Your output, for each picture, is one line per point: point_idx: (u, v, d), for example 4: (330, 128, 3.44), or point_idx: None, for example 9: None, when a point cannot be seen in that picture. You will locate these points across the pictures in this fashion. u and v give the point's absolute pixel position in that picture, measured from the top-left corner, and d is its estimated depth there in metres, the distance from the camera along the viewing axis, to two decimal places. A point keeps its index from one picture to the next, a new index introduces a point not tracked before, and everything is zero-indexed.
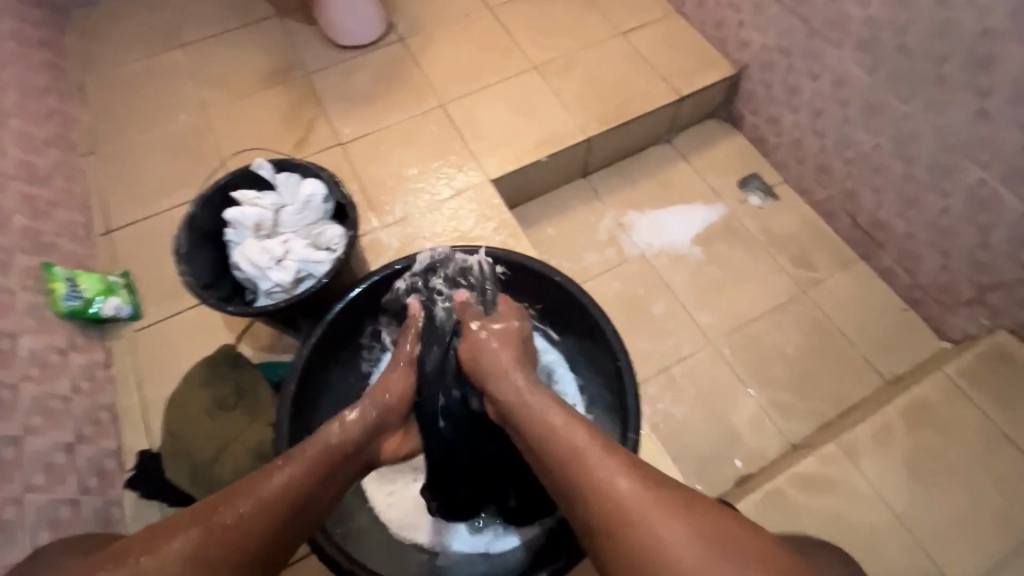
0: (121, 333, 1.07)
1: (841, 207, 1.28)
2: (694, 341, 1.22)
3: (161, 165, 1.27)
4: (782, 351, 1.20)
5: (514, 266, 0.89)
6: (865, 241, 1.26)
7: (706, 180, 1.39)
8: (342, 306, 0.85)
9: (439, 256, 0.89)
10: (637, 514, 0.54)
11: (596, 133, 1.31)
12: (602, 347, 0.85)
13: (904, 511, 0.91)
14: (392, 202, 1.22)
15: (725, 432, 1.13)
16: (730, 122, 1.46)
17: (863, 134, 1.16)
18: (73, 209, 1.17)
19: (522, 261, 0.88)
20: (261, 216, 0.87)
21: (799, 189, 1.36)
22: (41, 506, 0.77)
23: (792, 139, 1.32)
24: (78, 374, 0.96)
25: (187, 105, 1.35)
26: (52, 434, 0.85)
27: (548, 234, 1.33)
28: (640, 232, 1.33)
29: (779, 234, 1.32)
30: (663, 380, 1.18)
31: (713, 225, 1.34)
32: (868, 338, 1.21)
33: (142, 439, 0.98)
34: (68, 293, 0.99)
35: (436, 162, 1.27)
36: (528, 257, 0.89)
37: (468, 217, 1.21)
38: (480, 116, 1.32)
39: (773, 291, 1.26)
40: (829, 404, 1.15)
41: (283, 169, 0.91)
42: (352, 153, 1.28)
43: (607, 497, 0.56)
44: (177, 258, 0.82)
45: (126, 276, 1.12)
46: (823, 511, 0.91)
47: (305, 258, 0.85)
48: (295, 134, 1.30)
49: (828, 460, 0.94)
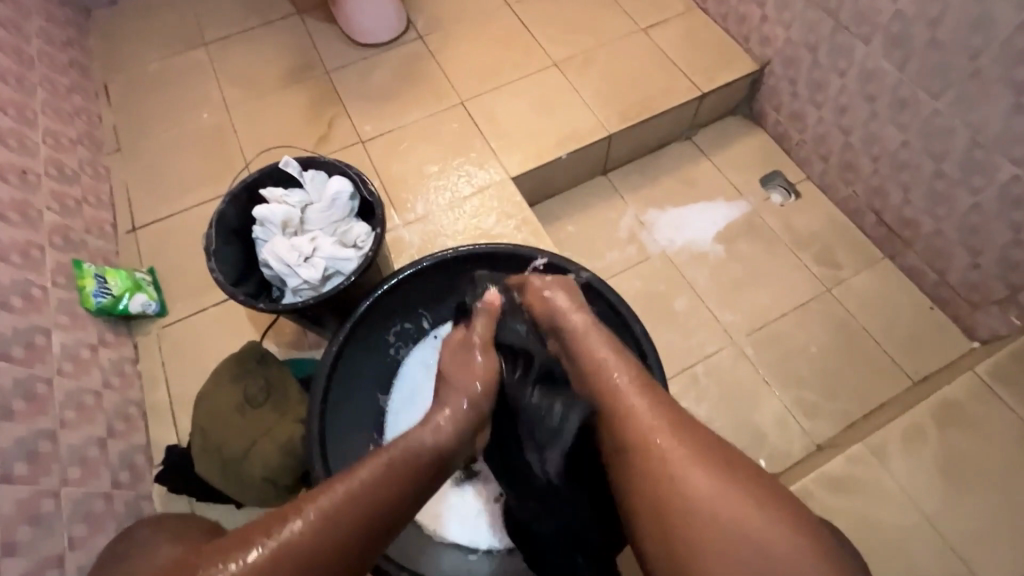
0: (148, 330, 1.08)
1: (867, 204, 1.26)
2: (716, 340, 1.21)
3: (185, 163, 1.28)
4: (806, 350, 1.19)
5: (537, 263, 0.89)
6: (891, 239, 1.25)
7: (727, 177, 1.38)
8: (370, 303, 0.86)
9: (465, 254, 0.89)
10: (646, 422, 0.62)
11: (617, 130, 1.30)
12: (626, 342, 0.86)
13: (934, 513, 0.90)
14: (412, 199, 1.22)
15: (748, 431, 1.13)
16: (751, 119, 1.45)
17: (891, 130, 1.14)
18: (100, 207, 1.19)
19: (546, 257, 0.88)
20: (289, 213, 0.88)
21: (822, 186, 1.35)
22: (77, 499, 0.79)
23: (816, 135, 1.30)
24: (108, 369, 0.97)
25: (209, 103, 1.36)
26: (85, 429, 0.86)
27: (568, 231, 1.33)
28: (662, 229, 1.32)
29: (803, 232, 1.31)
30: (686, 379, 1.17)
31: (735, 223, 1.33)
32: (895, 338, 1.19)
33: (170, 435, 0.99)
34: (97, 290, 1.00)
35: (456, 159, 1.27)
36: (547, 252, 0.89)
37: (489, 214, 1.20)
38: (500, 113, 1.32)
39: (797, 290, 1.25)
40: (855, 403, 1.14)
41: (310, 167, 0.91)
42: (372, 150, 1.28)
43: (641, 439, 0.61)
44: (207, 255, 0.83)
45: (152, 274, 1.13)
46: (853, 512, 0.89)
47: (332, 255, 0.85)
48: (316, 132, 1.31)
49: (857, 461, 0.93)
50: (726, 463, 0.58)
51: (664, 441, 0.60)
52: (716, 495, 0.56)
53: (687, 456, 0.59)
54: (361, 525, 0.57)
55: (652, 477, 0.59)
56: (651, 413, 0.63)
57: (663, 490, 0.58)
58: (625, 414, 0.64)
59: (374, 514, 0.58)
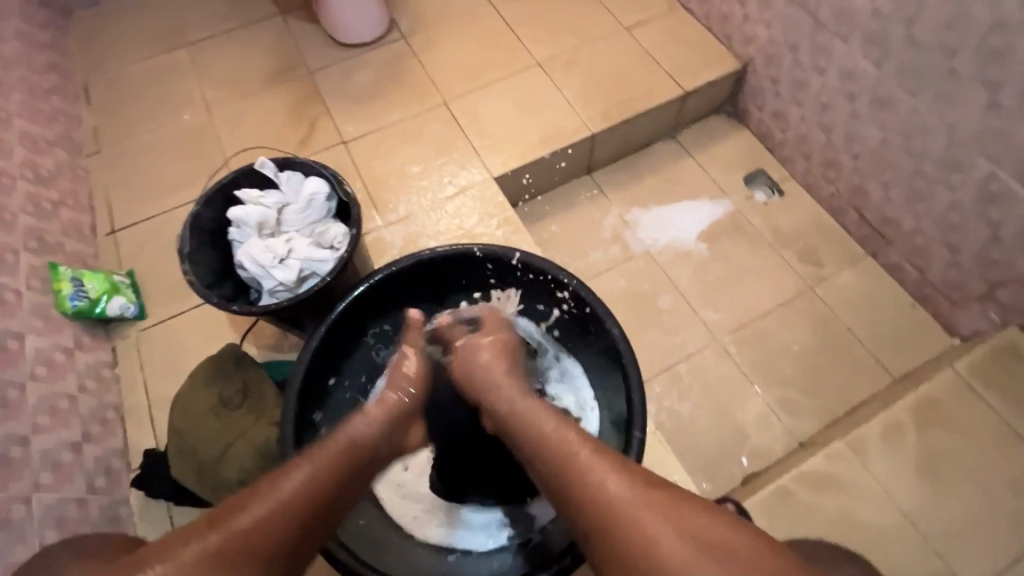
0: (126, 333, 1.07)
1: (849, 203, 1.27)
2: (699, 338, 1.21)
3: (166, 165, 1.27)
4: (788, 348, 1.19)
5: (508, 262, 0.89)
6: (873, 237, 1.25)
7: (711, 176, 1.38)
8: (345, 304, 0.84)
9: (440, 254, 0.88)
10: (594, 474, 0.58)
11: (600, 130, 1.30)
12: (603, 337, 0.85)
13: (913, 510, 0.90)
14: (394, 200, 1.21)
15: (731, 429, 1.13)
16: (735, 117, 1.45)
17: (871, 129, 1.14)
18: (79, 209, 1.18)
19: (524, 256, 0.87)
20: (265, 214, 0.87)
21: (805, 184, 1.35)
22: (49, 505, 0.78)
23: (799, 134, 1.31)
24: (84, 373, 0.96)
25: (190, 104, 1.35)
26: (59, 433, 0.85)
27: (551, 231, 1.33)
28: (646, 228, 1.32)
29: (786, 230, 1.31)
30: (669, 378, 1.17)
31: (719, 221, 1.33)
32: (877, 335, 1.19)
33: (148, 438, 0.98)
34: (74, 293, 0.99)
35: (438, 160, 1.26)
36: (519, 249, 0.88)
37: (471, 215, 1.20)
38: (483, 113, 1.31)
39: (780, 288, 1.25)
40: (837, 401, 1.14)
41: (286, 168, 0.91)
42: (354, 151, 1.28)
43: (589, 496, 0.57)
44: (180, 257, 0.82)
45: (132, 276, 1.12)
46: (832, 509, 0.90)
47: (309, 256, 0.85)
48: (298, 132, 1.30)
49: (836, 458, 0.93)
50: (656, 490, 0.56)
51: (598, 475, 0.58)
52: (651, 523, 0.53)
53: (642, 508, 0.54)
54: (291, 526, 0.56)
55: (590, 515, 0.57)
56: (579, 448, 0.61)
57: (605, 526, 0.55)
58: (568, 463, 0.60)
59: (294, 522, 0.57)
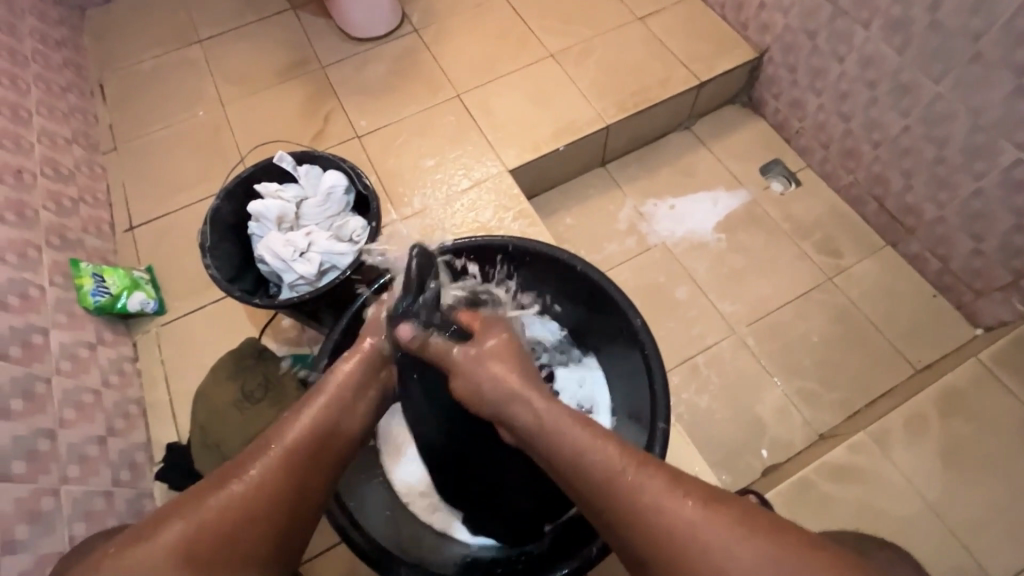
0: (146, 328, 1.08)
1: (868, 192, 1.25)
2: (717, 331, 1.20)
3: (182, 162, 1.28)
4: (807, 339, 1.18)
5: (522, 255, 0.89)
6: (893, 227, 1.23)
7: (726, 166, 1.36)
8: (365, 297, 0.85)
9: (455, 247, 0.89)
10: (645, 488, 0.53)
11: (614, 121, 1.29)
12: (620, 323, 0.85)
13: (937, 501, 0.89)
14: (409, 193, 1.21)
15: (751, 421, 1.12)
16: (750, 107, 1.44)
17: (892, 116, 1.12)
18: (97, 206, 1.19)
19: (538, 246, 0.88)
20: (284, 208, 0.87)
21: (822, 174, 1.33)
22: (76, 497, 0.79)
23: (816, 123, 1.29)
24: (107, 368, 0.97)
25: (204, 100, 1.35)
26: (84, 427, 0.86)
27: (566, 224, 1.32)
28: (662, 220, 1.31)
29: (803, 220, 1.30)
30: (687, 370, 1.17)
31: (736, 212, 1.32)
32: (898, 326, 1.18)
33: (170, 432, 0.99)
34: (95, 289, 1.00)
35: (453, 153, 1.26)
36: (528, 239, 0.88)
37: (486, 208, 1.20)
38: (497, 105, 1.31)
39: (798, 279, 1.24)
40: (857, 392, 1.13)
41: (304, 162, 0.91)
42: (368, 145, 1.27)
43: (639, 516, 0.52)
44: (202, 252, 0.82)
45: (150, 272, 1.13)
46: (856, 501, 0.89)
47: (328, 250, 0.85)
48: (313, 127, 1.30)
49: (859, 450, 0.92)
50: (684, 483, 0.53)
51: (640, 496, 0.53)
52: (719, 547, 0.49)
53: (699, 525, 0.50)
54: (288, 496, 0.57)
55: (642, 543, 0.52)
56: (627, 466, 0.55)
57: (666, 553, 0.51)
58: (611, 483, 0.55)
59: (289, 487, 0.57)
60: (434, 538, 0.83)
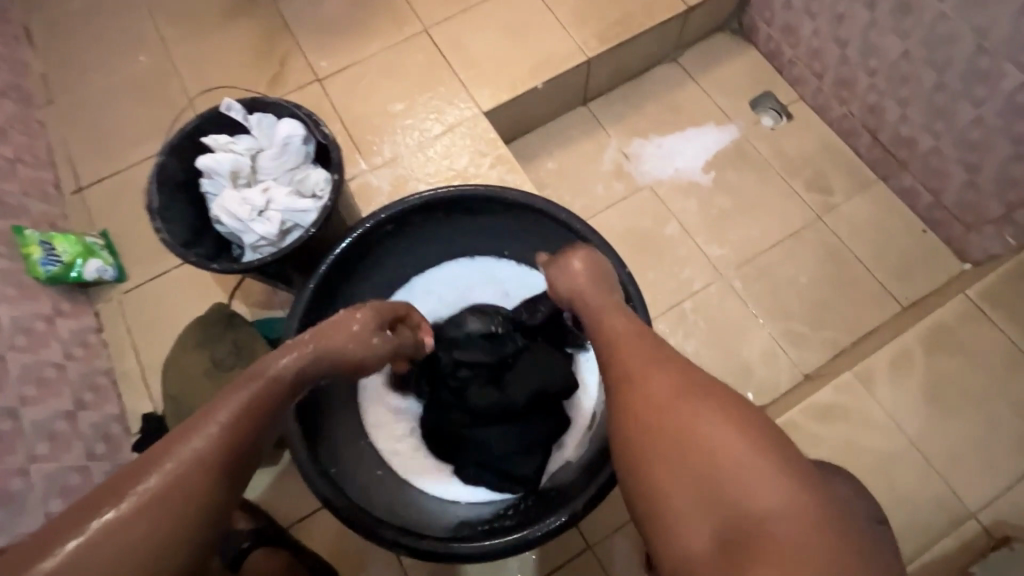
0: (108, 297, 1.02)
1: (862, 123, 1.19)
2: (704, 275, 1.17)
3: (127, 114, 1.17)
4: (796, 280, 1.16)
5: (480, 214, 0.87)
6: (886, 160, 1.19)
7: (715, 101, 1.29)
8: (331, 260, 0.80)
9: (478, 193, 0.83)
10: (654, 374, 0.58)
11: (596, 54, 1.19)
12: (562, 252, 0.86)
13: (919, 437, 0.91)
14: (378, 141, 1.13)
15: (738, 364, 1.11)
16: (741, 34, 1.34)
17: (891, 40, 1.05)
18: (38, 166, 1.09)
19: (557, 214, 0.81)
20: (238, 163, 0.80)
21: (815, 106, 1.27)
22: (48, 474, 0.76)
23: (811, 50, 1.21)
24: (68, 340, 0.92)
25: (146, 43, 1.23)
26: (50, 403, 0.82)
27: (548, 169, 1.25)
28: (648, 160, 1.25)
29: (793, 156, 1.25)
30: (674, 316, 1.14)
31: (725, 149, 1.26)
32: (886, 262, 1.16)
33: (145, 403, 0.96)
34: (45, 257, 0.94)
35: (423, 95, 1.17)
36: (484, 186, 0.83)
37: (461, 154, 1.12)
38: (468, 40, 1.20)
39: (787, 219, 1.20)
40: (843, 331, 1.12)
41: (256, 109, 0.82)
42: (331, 89, 1.18)
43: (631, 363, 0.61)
44: (150, 214, 0.75)
45: (106, 237, 1.06)
46: (840, 440, 0.89)
47: (289, 207, 0.78)
48: (268, 70, 1.19)
49: (845, 390, 0.92)
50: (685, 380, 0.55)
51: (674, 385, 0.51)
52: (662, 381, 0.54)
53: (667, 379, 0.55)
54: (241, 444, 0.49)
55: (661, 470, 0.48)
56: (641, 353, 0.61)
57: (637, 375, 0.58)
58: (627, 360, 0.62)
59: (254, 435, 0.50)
60: (439, 506, 0.81)
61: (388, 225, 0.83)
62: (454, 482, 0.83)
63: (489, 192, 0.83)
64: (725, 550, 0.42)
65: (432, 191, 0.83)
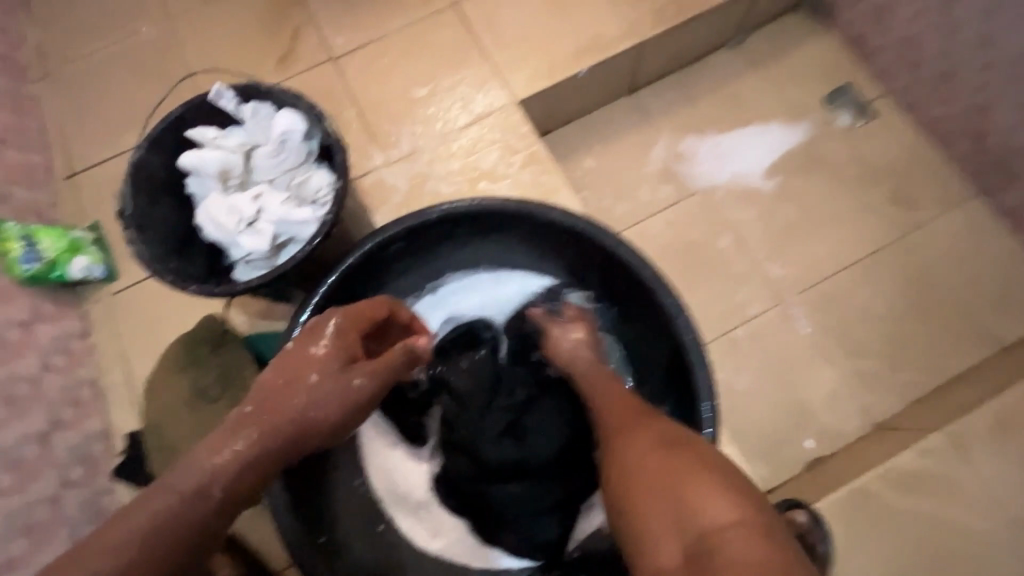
0: (96, 298, 0.93)
1: (963, 126, 1.01)
2: (761, 298, 1.02)
3: (125, 92, 1.06)
4: (870, 310, 1.00)
5: (513, 230, 0.73)
6: (989, 173, 1.00)
7: (784, 94, 1.12)
8: (323, 291, 0.67)
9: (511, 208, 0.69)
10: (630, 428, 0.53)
11: (650, 35, 1.03)
12: (602, 274, 0.73)
13: (1022, 516, 0.75)
14: (397, 131, 1.00)
15: (796, 405, 0.96)
16: (819, 16, 1.15)
17: (1017, 28, 0.86)
18: (27, 149, 1.00)
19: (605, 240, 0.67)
20: (227, 162, 0.68)
21: (904, 104, 1.08)
22: (11, 512, 0.67)
23: (906, 36, 1.02)
24: (48, 349, 0.83)
25: (146, 12, 1.11)
26: (19, 425, 0.73)
27: (587, 167, 1.11)
28: (703, 161, 1.09)
29: (874, 163, 1.07)
30: (724, 345, 1.00)
31: (793, 151, 1.09)
32: (981, 294, 0.99)
33: (131, 419, 0.87)
34: (25, 255, 0.85)
35: (449, 79, 1.02)
36: (518, 199, 0.69)
37: (490, 150, 0.98)
38: (502, 16, 1.05)
39: (863, 237, 1.03)
40: (925, 373, 0.96)
41: (250, 98, 0.69)
42: (346, 70, 1.04)
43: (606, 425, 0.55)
44: (123, 221, 0.64)
45: (96, 231, 0.96)
46: (924, 514, 0.75)
47: (285, 217, 0.66)
48: (278, 45, 1.07)
49: (934, 455, 0.77)
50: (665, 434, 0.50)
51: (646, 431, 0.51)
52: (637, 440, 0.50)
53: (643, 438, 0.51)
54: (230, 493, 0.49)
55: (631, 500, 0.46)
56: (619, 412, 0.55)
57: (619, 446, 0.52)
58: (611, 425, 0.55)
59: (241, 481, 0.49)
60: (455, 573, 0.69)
61: (399, 241, 0.71)
62: (472, 544, 0.70)
63: (524, 205, 0.68)
64: (689, 570, 0.39)
65: (456, 202, 0.70)
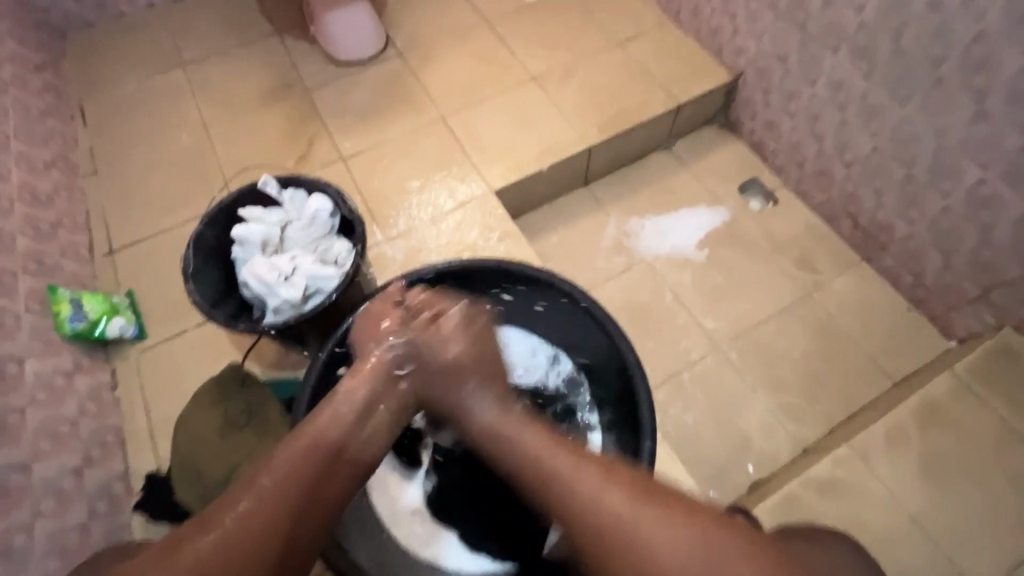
0: (125, 354, 1.06)
1: (843, 209, 1.29)
2: (701, 346, 1.21)
3: (163, 185, 1.27)
4: (790, 354, 1.20)
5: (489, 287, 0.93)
6: (867, 243, 1.27)
7: (705, 185, 1.40)
8: (343, 329, 0.82)
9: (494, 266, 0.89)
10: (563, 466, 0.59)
11: (596, 142, 1.32)
12: (560, 320, 0.92)
13: (919, 512, 0.91)
14: (395, 215, 1.22)
15: (734, 436, 1.13)
16: (727, 127, 1.48)
17: (862, 137, 1.17)
18: (76, 230, 1.17)
19: (566, 288, 0.87)
20: (269, 233, 0.87)
21: (798, 192, 1.37)
22: (50, 532, 0.76)
23: (790, 143, 1.33)
24: (84, 397, 0.95)
25: (187, 123, 1.35)
26: (60, 458, 0.83)
27: (551, 243, 1.34)
28: (647, 238, 1.34)
29: (780, 237, 1.33)
30: (672, 387, 1.18)
31: (716, 228, 1.35)
32: (874, 339, 1.21)
33: (149, 461, 0.96)
34: (72, 315, 0.99)
35: (438, 174, 1.27)
36: (502, 260, 0.90)
37: (471, 229, 1.21)
38: (480, 126, 1.33)
39: (778, 295, 1.26)
40: (838, 406, 1.15)
41: (289, 186, 0.91)
42: (353, 167, 1.28)
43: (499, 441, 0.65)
44: (185, 278, 0.82)
45: (130, 297, 1.11)
46: (840, 515, 0.90)
47: (313, 274, 0.84)
48: (297, 148, 1.31)
49: (842, 464, 0.93)
50: (613, 470, 0.58)
51: (592, 489, 0.57)
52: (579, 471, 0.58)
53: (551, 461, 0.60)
54: (285, 512, 0.56)
55: (594, 525, 0.55)
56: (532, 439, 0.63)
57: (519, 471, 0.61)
58: (525, 460, 0.62)
59: (299, 494, 0.57)
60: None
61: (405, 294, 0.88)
62: (462, 552, 0.82)
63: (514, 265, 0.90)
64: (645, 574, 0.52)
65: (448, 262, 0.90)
